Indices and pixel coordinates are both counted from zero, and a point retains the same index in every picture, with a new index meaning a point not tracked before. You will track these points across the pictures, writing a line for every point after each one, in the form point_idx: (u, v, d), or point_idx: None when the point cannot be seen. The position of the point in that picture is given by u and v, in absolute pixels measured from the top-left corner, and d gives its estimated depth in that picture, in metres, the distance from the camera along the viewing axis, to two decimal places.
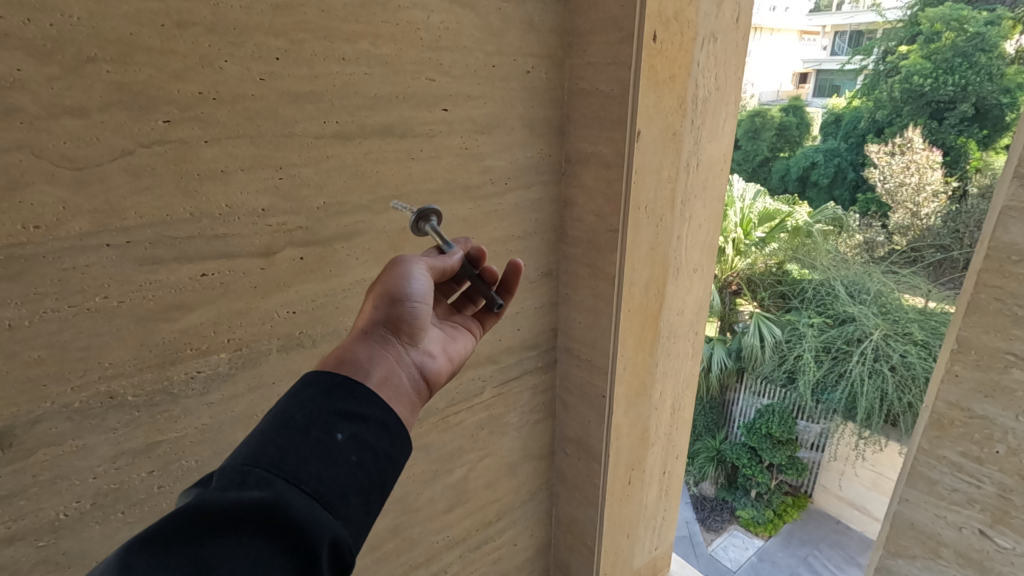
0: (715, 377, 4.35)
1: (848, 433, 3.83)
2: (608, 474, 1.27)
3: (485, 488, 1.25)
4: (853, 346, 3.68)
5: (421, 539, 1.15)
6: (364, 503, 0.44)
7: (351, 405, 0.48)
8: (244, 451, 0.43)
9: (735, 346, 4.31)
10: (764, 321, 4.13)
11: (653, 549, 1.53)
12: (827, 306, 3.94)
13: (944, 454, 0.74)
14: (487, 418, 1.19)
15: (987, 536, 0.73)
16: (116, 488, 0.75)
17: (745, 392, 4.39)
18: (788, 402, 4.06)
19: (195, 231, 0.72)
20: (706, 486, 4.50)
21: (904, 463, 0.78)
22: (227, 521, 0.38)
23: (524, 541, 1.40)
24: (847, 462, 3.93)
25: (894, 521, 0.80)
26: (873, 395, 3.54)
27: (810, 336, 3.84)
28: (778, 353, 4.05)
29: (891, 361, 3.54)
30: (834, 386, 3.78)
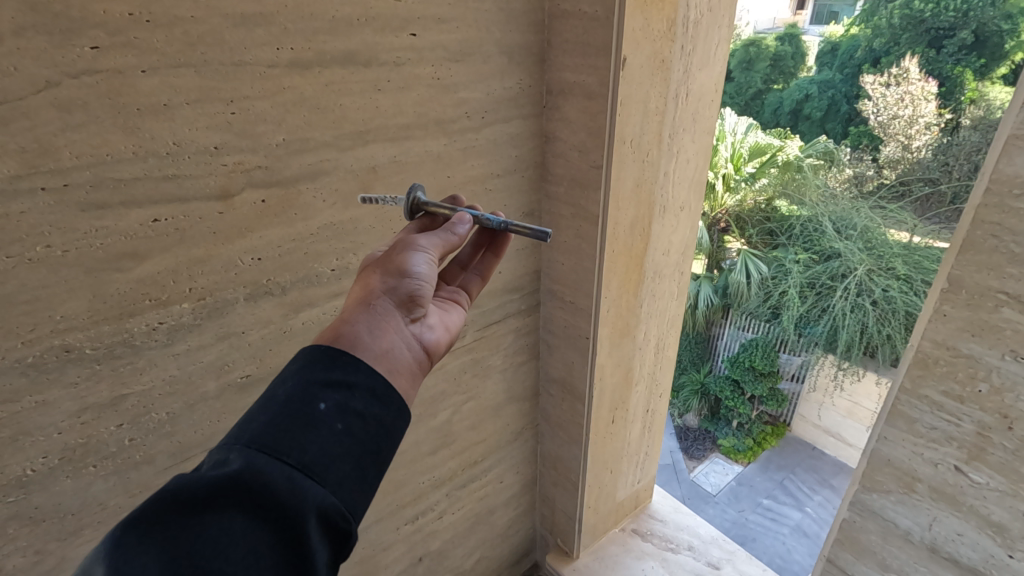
0: (701, 314, 4.49)
1: (827, 366, 3.96)
2: (592, 415, 1.27)
3: (470, 430, 1.25)
4: (837, 282, 3.75)
5: (408, 481, 1.18)
6: (354, 469, 0.44)
7: (332, 374, 0.47)
8: (231, 431, 0.43)
9: (722, 283, 4.40)
10: (752, 257, 4.22)
11: (635, 483, 1.57)
12: (814, 242, 3.96)
13: (925, 393, 0.69)
14: (471, 362, 1.18)
15: (962, 472, 0.68)
16: (84, 442, 0.73)
17: (730, 326, 4.53)
18: (772, 336, 4.16)
19: (141, 172, 0.66)
20: (690, 419, 4.70)
21: (886, 399, 0.73)
22: (200, 505, 0.37)
23: (511, 478, 1.43)
24: (826, 393, 4.09)
25: (870, 458, 0.76)
26: (853, 329, 3.63)
27: (794, 273, 3.89)
28: (764, 289, 4.13)
29: (873, 295, 3.61)
30: (817, 320, 3.85)
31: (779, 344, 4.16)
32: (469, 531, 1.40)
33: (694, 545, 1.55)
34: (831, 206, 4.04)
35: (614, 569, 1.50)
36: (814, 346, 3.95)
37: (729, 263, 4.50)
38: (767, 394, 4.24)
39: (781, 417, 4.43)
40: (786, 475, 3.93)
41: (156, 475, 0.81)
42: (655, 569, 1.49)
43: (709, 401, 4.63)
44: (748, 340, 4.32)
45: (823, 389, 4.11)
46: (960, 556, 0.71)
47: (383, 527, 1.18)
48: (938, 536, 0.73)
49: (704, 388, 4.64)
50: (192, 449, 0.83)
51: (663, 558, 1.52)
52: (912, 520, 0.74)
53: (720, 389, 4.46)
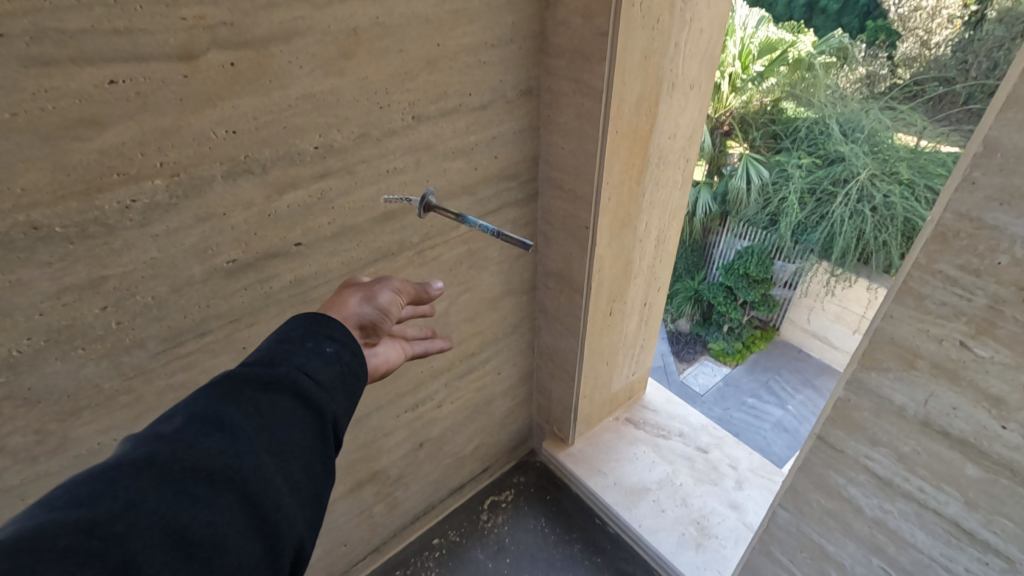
0: (699, 222, 4.43)
1: (822, 272, 4.06)
2: (590, 306, 1.26)
3: (468, 322, 1.25)
4: (839, 188, 3.80)
5: (406, 370, 1.19)
6: (347, 400, 0.57)
7: (335, 333, 0.60)
8: (266, 342, 0.57)
9: (721, 190, 4.31)
10: (753, 163, 4.14)
11: (631, 375, 1.61)
12: (818, 146, 3.93)
13: (940, 268, 0.65)
14: (467, 253, 1.14)
15: (966, 347, 0.67)
16: (69, 325, 0.71)
17: (725, 233, 4.55)
18: (768, 243, 4.22)
19: (88, 23, 0.59)
20: (683, 324, 4.74)
21: (898, 276, 0.70)
22: (254, 381, 0.52)
23: (508, 370, 1.46)
24: (816, 298, 4.18)
25: (873, 336, 0.75)
26: (849, 236, 3.74)
27: (796, 179, 3.90)
28: (763, 195, 4.10)
29: (873, 202, 3.69)
30: (813, 227, 3.95)
31: (775, 251, 4.21)
32: (468, 419, 1.45)
33: (685, 432, 1.63)
34: (838, 108, 3.85)
35: (608, 452, 1.58)
36: (809, 253, 4.05)
37: (729, 171, 4.39)
38: (759, 301, 4.28)
39: (770, 323, 4.51)
40: (772, 376, 4.06)
41: (149, 359, 0.80)
42: (647, 454, 1.57)
43: (702, 307, 4.67)
44: (745, 247, 4.34)
45: (813, 295, 4.19)
46: (952, 429, 0.72)
47: (383, 414, 1.21)
48: (931, 411, 0.73)
49: (697, 294, 4.66)
50: (184, 335, 0.82)
51: (655, 445, 1.60)
52: (907, 397, 0.75)
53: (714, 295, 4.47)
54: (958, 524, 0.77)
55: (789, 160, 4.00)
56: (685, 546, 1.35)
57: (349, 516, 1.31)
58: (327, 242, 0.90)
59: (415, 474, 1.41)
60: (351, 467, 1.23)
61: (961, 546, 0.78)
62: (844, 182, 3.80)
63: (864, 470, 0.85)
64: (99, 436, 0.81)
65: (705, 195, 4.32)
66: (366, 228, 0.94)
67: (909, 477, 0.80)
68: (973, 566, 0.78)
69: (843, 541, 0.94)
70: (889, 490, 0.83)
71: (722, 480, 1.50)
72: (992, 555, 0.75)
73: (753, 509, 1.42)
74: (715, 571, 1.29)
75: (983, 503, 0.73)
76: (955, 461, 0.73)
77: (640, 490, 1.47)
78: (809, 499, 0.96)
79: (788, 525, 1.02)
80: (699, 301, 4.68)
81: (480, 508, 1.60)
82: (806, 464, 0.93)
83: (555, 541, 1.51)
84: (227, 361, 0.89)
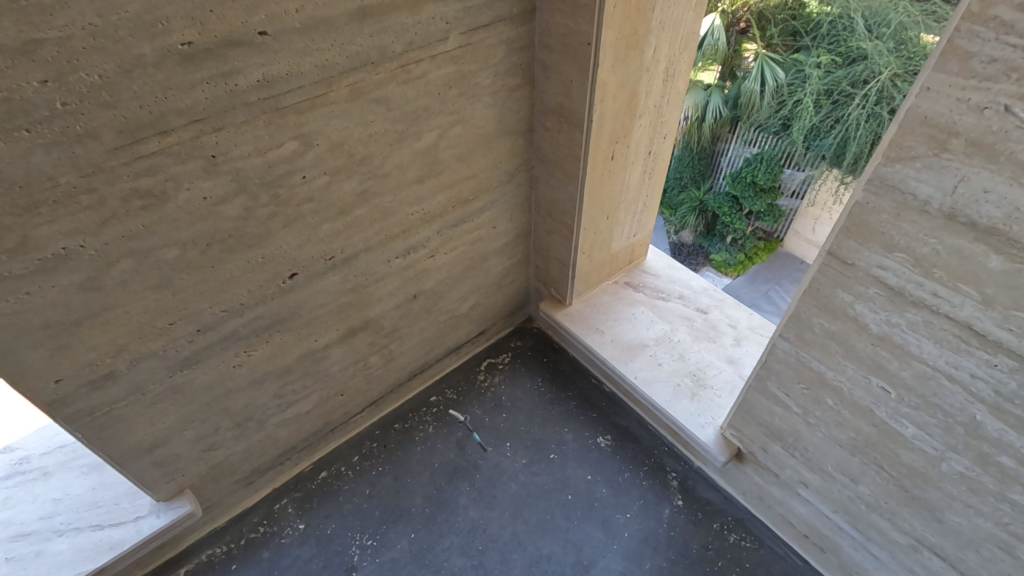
0: (708, 128, 3.97)
1: (831, 180, 3.86)
2: (591, 145, 1.17)
3: (459, 161, 1.17)
4: (857, 89, 3.57)
5: (395, 210, 1.13)
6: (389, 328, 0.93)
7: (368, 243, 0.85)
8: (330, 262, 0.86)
9: (733, 93, 3.86)
10: (769, 62, 3.75)
11: (631, 236, 1.56)
12: (840, 42, 3.65)
13: (996, 15, 0.54)
14: (457, 76, 1.04)
15: (1011, 113, 0.57)
16: (6, 99, 0.64)
17: (735, 142, 4.10)
18: (777, 151, 3.88)
19: None
20: (686, 236, 4.28)
21: (943, 35, 0.59)
22: None
23: (504, 225, 1.40)
24: (823, 207, 3.97)
25: (903, 119, 0.65)
26: (864, 140, 3.55)
27: (814, 79, 3.61)
28: (776, 99, 3.77)
29: (892, 104, 3.48)
30: (827, 133, 3.70)
31: (784, 159, 3.92)
32: (463, 275, 1.41)
33: (685, 295, 1.61)
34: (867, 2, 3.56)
35: (606, 313, 1.57)
36: (820, 160, 3.80)
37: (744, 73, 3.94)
38: (765, 210, 3.80)
39: (775, 234, 4.14)
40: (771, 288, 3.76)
41: (107, 155, 0.74)
42: (646, 315, 1.56)
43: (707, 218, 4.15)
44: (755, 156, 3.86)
45: (821, 204, 3.95)
46: (978, 218, 0.65)
47: (374, 258, 1.17)
48: (959, 200, 0.65)
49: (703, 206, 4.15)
50: (143, 130, 0.75)
51: (654, 306, 1.58)
52: (934, 187, 0.66)
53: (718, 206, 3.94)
54: (970, 327, 0.72)
55: (807, 60, 3.68)
56: (680, 396, 1.38)
57: (344, 365, 1.31)
58: (297, 37, 0.81)
59: (410, 328, 1.39)
60: (343, 312, 1.20)
61: (970, 351, 0.73)
62: (864, 84, 3.56)
63: (874, 283, 0.78)
64: (65, 240, 0.76)
65: (717, 98, 3.85)
66: (341, 25, 0.84)
67: (923, 283, 0.73)
68: (979, 372, 0.74)
69: (844, 365, 0.90)
70: (900, 301, 0.77)
71: (721, 337, 1.50)
72: (1001, 356, 0.71)
73: (750, 362, 1.44)
74: (709, 418, 1.32)
75: (1002, 299, 0.67)
76: (977, 254, 0.67)
77: (638, 347, 1.49)
78: (812, 324, 0.91)
79: (787, 356, 0.99)
80: (703, 213, 4.17)
81: (476, 369, 1.60)
82: (812, 285, 0.87)
83: (551, 399, 1.52)
84: (196, 170, 0.82)
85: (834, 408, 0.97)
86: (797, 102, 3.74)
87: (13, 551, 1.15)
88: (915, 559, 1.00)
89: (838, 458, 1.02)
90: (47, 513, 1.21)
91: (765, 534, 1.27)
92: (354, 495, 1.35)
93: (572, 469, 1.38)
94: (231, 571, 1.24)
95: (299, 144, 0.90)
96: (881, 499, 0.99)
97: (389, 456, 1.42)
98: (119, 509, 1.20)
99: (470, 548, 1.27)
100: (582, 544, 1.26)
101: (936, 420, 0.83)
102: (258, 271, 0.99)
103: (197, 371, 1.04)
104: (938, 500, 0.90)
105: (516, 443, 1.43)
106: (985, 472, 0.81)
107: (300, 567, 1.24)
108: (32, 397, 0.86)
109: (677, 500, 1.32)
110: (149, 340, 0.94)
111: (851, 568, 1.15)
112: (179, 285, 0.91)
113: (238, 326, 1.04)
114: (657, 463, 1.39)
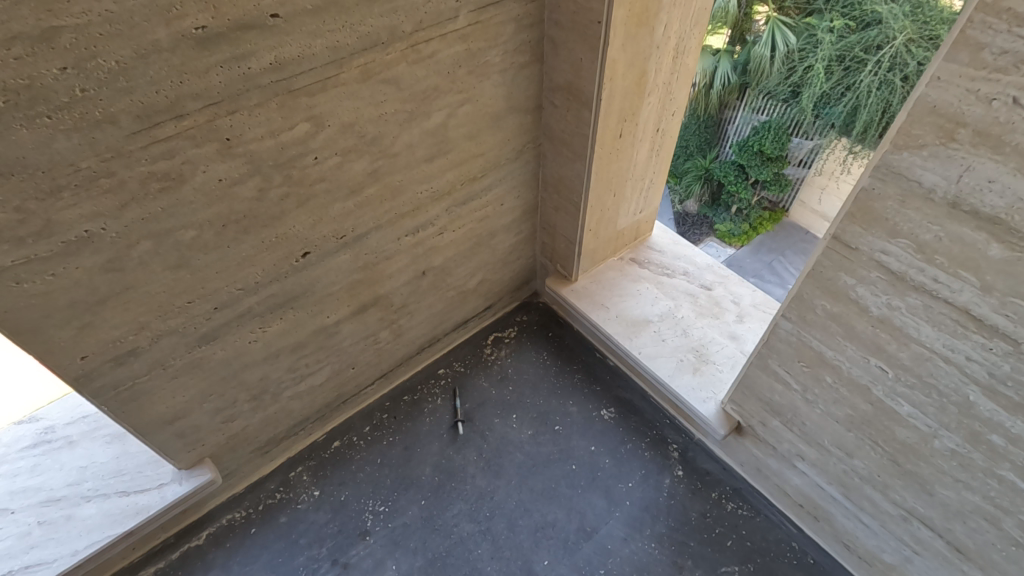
0: (717, 93, 3.89)
1: (838, 150, 3.71)
2: (599, 123, 1.17)
3: (469, 139, 1.17)
4: (870, 55, 3.52)
5: (405, 188, 1.14)
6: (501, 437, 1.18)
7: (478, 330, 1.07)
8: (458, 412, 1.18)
9: (743, 59, 3.87)
10: (780, 26, 3.75)
11: (637, 212, 1.57)
12: (854, 7, 3.62)
13: (1009, 7, 0.54)
14: (466, 54, 1.04)
15: (1019, 105, 0.57)
16: (27, 87, 0.65)
17: (743, 110, 4.03)
18: (786, 119, 3.81)
19: None
20: (690, 207, 3.95)
21: (955, 24, 0.59)
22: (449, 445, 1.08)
23: (511, 202, 1.41)
24: (830, 178, 3.72)
25: (913, 108, 0.65)
26: (875, 107, 3.47)
27: (826, 44, 3.61)
28: (787, 65, 3.74)
29: (905, 70, 3.42)
30: (836, 101, 3.64)
31: (792, 127, 3.82)
32: (470, 252, 1.43)
33: (690, 271, 1.63)
34: None
35: (611, 289, 1.59)
36: (829, 130, 3.70)
37: (754, 37, 3.92)
38: (771, 179, 3.64)
39: (780, 204, 3.82)
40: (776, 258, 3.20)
41: (126, 140, 0.75)
42: (651, 291, 1.58)
43: (712, 187, 3.88)
44: (763, 123, 3.80)
45: (829, 175, 3.75)
46: (982, 208, 0.66)
47: (383, 236, 1.18)
48: (963, 189, 0.66)
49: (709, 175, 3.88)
50: (160, 115, 0.76)
51: (659, 282, 1.60)
52: (939, 175, 0.67)
53: (725, 174, 3.74)
54: (968, 312, 0.74)
55: (819, 24, 3.67)
56: (683, 371, 1.41)
57: (355, 340, 1.34)
58: (308, 18, 0.81)
59: (419, 303, 1.42)
60: (353, 289, 1.22)
61: (967, 334, 0.76)
62: (877, 49, 3.50)
63: (876, 267, 0.80)
64: (87, 223, 0.78)
65: (725, 64, 3.85)
66: (351, 5, 0.84)
67: (925, 269, 0.75)
68: (974, 354, 0.76)
69: (843, 345, 0.93)
70: (901, 286, 0.79)
71: (724, 314, 1.52)
72: (997, 340, 0.73)
73: (752, 339, 1.47)
74: (710, 392, 1.36)
75: (1000, 285, 0.69)
76: (978, 242, 0.68)
77: (642, 323, 1.51)
78: (814, 306, 0.93)
79: (789, 336, 1.02)
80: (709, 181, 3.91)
81: (483, 343, 1.64)
82: (815, 268, 0.89)
83: (556, 372, 1.56)
84: (211, 152, 0.83)
85: (832, 386, 1.00)
86: (807, 69, 3.71)
87: (46, 515, 1.21)
88: (904, 528, 1.05)
89: (834, 433, 1.06)
90: (75, 480, 1.26)
91: (761, 503, 1.32)
92: (365, 463, 1.40)
93: (576, 440, 1.43)
94: (251, 535, 1.30)
95: (311, 125, 0.91)
96: (874, 472, 1.03)
97: (399, 427, 1.47)
98: (143, 477, 1.26)
99: (477, 513, 1.32)
100: (586, 511, 1.32)
101: (930, 399, 0.86)
102: (272, 251, 1.01)
103: (215, 347, 1.07)
104: (929, 474, 0.94)
105: (522, 415, 1.48)
106: (975, 449, 0.84)
107: (316, 531, 1.30)
108: (60, 373, 0.89)
109: (678, 471, 1.37)
110: (169, 318, 0.96)
111: (843, 537, 1.20)
112: (196, 265, 0.93)
113: (254, 303, 1.06)
114: (658, 435, 1.43)
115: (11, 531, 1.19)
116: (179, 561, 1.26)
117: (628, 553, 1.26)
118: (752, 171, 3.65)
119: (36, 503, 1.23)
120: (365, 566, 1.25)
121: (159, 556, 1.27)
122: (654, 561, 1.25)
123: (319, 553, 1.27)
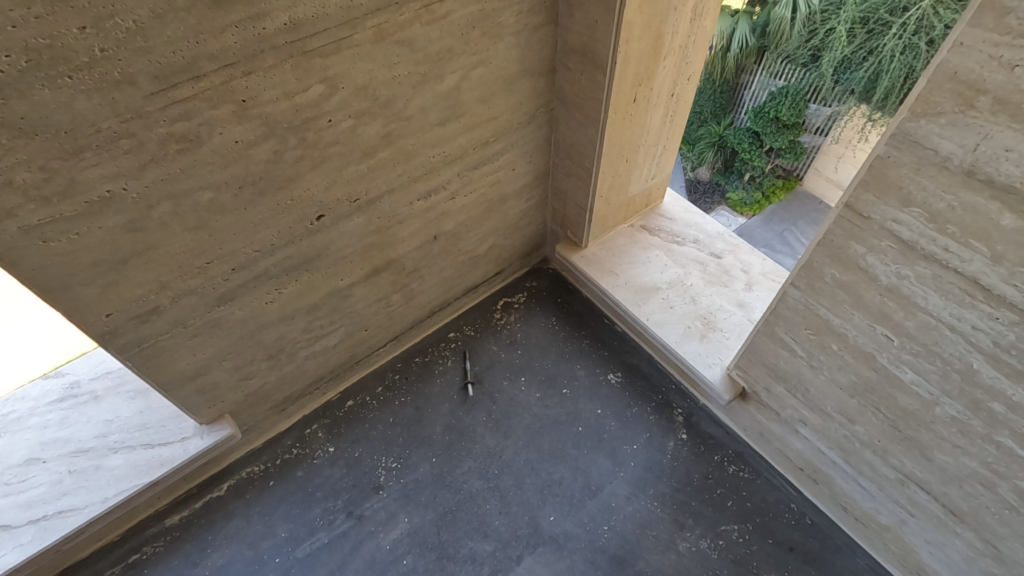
0: (734, 56, 3.77)
1: (857, 117, 3.58)
2: (614, 88, 1.16)
3: (481, 103, 1.17)
4: (895, 17, 3.42)
5: (418, 152, 1.14)
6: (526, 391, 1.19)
7: None
8: None
9: (761, 21, 3.77)
10: None
11: (648, 179, 1.56)
12: None
13: None
14: (481, 15, 1.02)
15: None
16: (49, 46, 0.66)
17: (760, 74, 3.92)
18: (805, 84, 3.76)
19: None
20: (702, 175, 3.68)
21: None
22: None
23: (523, 167, 1.41)
24: (848, 146, 3.50)
25: (934, 74, 0.64)
26: (896, 74, 3.41)
27: (850, 6, 3.53)
28: (808, 27, 3.69)
29: (930, 35, 3.32)
30: (857, 66, 3.59)
31: (810, 94, 3.73)
32: (481, 217, 1.43)
33: (700, 240, 1.63)
34: None
35: (621, 255, 1.60)
36: (848, 96, 3.64)
37: None
38: (786, 147, 3.50)
39: (794, 172, 3.63)
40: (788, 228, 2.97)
41: (144, 101, 0.76)
42: (660, 258, 1.59)
43: (725, 154, 3.73)
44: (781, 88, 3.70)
45: (844, 141, 3.54)
46: (997, 176, 0.65)
47: (396, 200, 1.19)
48: (980, 157, 0.65)
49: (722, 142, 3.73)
50: (177, 76, 0.76)
51: (669, 249, 1.60)
52: (956, 143, 0.66)
53: (739, 142, 3.62)
54: (976, 282, 0.74)
55: None
56: (690, 337, 1.43)
57: (369, 303, 1.37)
58: None
59: (431, 268, 1.44)
60: (367, 252, 1.24)
61: (974, 304, 0.76)
62: (903, 12, 3.40)
63: (888, 237, 0.80)
64: (109, 183, 0.80)
65: (744, 26, 3.76)
66: None
67: (936, 238, 0.75)
68: (980, 324, 0.77)
69: (850, 313, 0.94)
70: (911, 255, 0.79)
71: (733, 282, 1.53)
72: (1004, 310, 0.74)
73: (759, 307, 1.48)
74: (716, 358, 1.39)
75: (1010, 256, 0.69)
76: (991, 211, 0.68)
77: (651, 290, 1.53)
78: (823, 275, 0.94)
79: (796, 303, 1.03)
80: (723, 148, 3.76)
81: (493, 307, 1.66)
82: (826, 237, 0.89)
83: (564, 337, 1.58)
84: (226, 114, 0.84)
85: (837, 353, 1.02)
86: (829, 32, 3.67)
87: (75, 465, 1.27)
88: (901, 492, 1.08)
89: (838, 400, 1.08)
90: (101, 432, 1.32)
91: (762, 466, 1.36)
92: (378, 422, 1.45)
93: (583, 403, 1.46)
94: (270, 487, 1.36)
95: (325, 87, 0.91)
96: (874, 437, 1.06)
97: (411, 388, 1.51)
98: (166, 430, 1.31)
99: (486, 471, 1.37)
100: (591, 471, 1.36)
101: (934, 367, 0.87)
102: (287, 213, 1.03)
103: (233, 307, 1.10)
104: (928, 440, 0.96)
105: (531, 378, 1.51)
106: (975, 416, 0.86)
107: (332, 485, 1.36)
108: (86, 329, 0.93)
109: (682, 434, 1.41)
110: (189, 278, 0.99)
111: (841, 499, 1.23)
112: (215, 226, 0.95)
113: (270, 265, 1.09)
114: (664, 400, 1.46)
115: (44, 479, 1.25)
116: (202, 509, 1.33)
117: (631, 511, 1.31)
118: (766, 138, 3.52)
119: (66, 454, 1.29)
120: (378, 519, 1.31)
121: (184, 505, 1.33)
122: (656, 519, 1.29)
123: (335, 506, 1.33)
